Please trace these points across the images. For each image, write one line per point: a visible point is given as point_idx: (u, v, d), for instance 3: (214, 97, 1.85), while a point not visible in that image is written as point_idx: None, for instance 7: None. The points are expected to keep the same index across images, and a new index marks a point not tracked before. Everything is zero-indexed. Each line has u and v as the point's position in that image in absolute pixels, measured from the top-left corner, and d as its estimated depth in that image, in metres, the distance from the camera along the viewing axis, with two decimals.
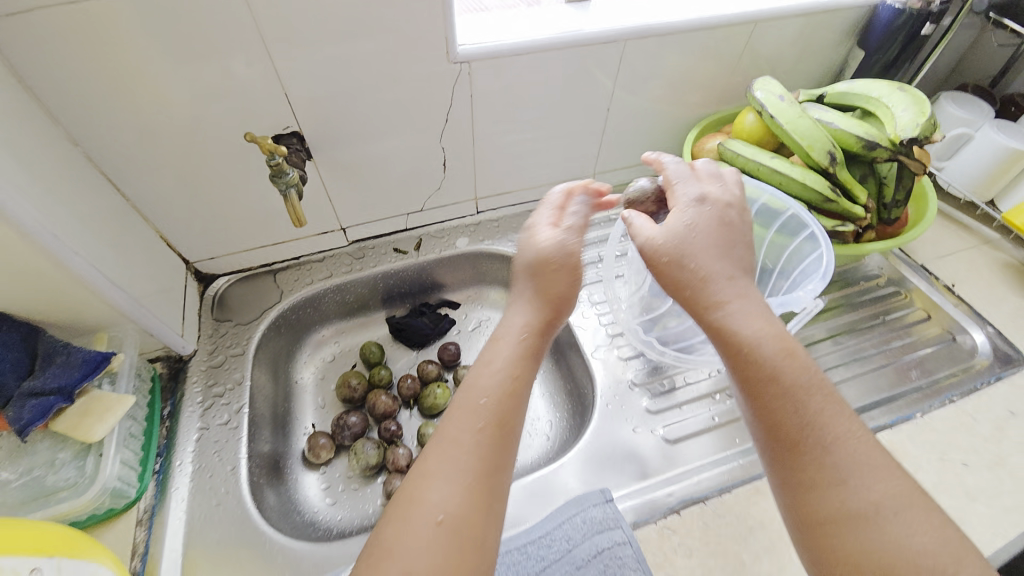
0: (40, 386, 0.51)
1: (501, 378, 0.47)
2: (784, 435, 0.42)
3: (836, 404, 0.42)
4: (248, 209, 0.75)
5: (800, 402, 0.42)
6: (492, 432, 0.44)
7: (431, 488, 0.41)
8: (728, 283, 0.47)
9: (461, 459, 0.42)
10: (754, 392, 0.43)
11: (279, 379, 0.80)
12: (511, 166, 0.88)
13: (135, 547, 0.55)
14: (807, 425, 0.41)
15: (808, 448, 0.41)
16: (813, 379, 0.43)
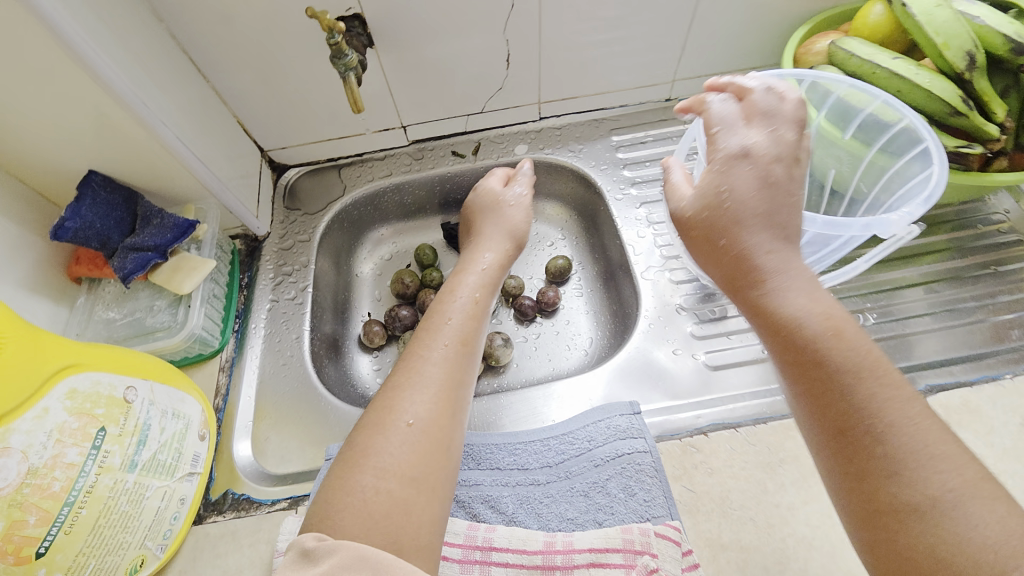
0: (140, 242, 0.58)
1: (470, 310, 0.57)
2: (834, 407, 0.37)
3: (892, 379, 0.37)
4: (313, 100, 0.76)
5: (850, 372, 0.38)
6: (425, 353, 0.51)
7: (411, 393, 0.48)
8: (768, 258, 0.43)
9: (433, 373, 0.49)
10: (802, 365, 0.40)
11: (341, 268, 0.86)
12: (580, 66, 0.80)
13: (218, 389, 0.64)
14: (864, 396, 0.37)
15: (850, 414, 0.37)
16: (864, 353, 0.38)
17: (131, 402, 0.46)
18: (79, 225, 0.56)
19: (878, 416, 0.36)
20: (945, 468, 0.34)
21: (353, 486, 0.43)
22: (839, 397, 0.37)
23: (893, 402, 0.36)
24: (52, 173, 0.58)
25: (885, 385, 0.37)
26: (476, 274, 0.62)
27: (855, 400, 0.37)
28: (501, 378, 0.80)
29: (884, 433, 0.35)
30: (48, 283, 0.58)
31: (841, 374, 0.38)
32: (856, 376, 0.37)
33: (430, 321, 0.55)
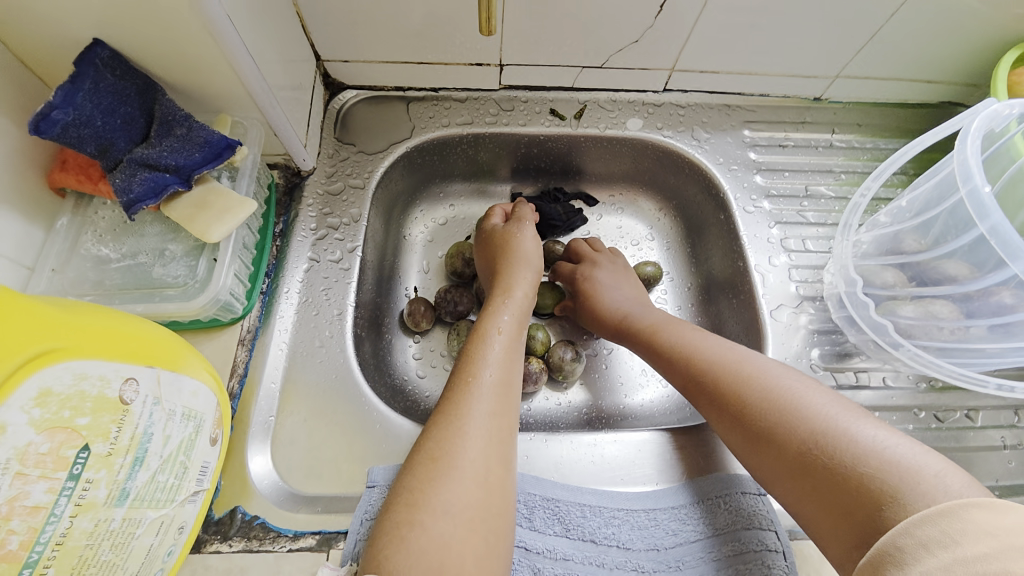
0: (155, 158, 0.42)
1: (505, 340, 0.50)
2: (749, 422, 0.43)
3: (779, 370, 0.46)
4: (402, 5, 0.57)
5: (736, 382, 0.46)
6: (469, 387, 0.45)
7: (461, 444, 0.41)
8: (695, 339, 0.51)
9: (482, 416, 0.43)
10: (704, 403, 0.48)
11: (391, 227, 0.70)
12: (741, 35, 0.63)
13: (235, 368, 0.49)
14: (751, 403, 0.44)
15: (762, 424, 0.42)
16: (749, 359, 0.47)
17: (127, 406, 0.31)
18: (72, 119, 0.39)
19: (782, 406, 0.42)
20: (834, 410, 0.41)
21: (417, 552, 0.36)
22: (751, 412, 0.43)
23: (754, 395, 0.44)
24: (38, 32, 0.39)
25: (782, 378, 0.44)
26: (510, 305, 0.54)
27: (761, 401, 0.43)
28: (564, 395, 0.67)
29: (792, 416, 0.41)
30: (17, 190, 0.41)
31: (741, 390, 0.45)
32: (738, 388, 0.45)
33: (469, 355, 0.48)
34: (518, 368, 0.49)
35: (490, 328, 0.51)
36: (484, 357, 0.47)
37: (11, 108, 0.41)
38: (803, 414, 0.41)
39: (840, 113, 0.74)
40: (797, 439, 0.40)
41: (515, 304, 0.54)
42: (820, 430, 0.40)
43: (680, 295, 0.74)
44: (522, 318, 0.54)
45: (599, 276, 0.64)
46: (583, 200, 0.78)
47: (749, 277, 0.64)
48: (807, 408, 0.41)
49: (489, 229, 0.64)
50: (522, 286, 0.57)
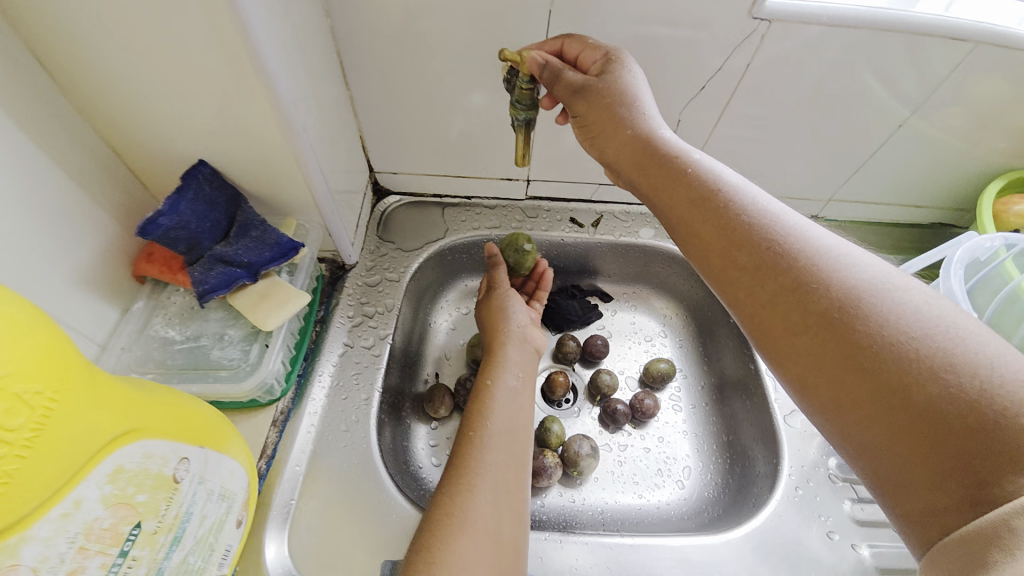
0: (231, 256, 0.48)
1: (508, 394, 0.52)
2: (835, 331, 0.34)
3: (888, 276, 0.35)
4: (447, 132, 0.67)
5: (828, 287, 0.35)
6: (473, 443, 0.47)
7: (473, 499, 0.43)
8: (760, 223, 0.40)
9: (492, 468, 0.45)
10: (773, 297, 0.37)
11: (418, 314, 0.74)
12: (740, 164, 0.72)
13: (263, 449, 0.51)
14: (836, 309, 0.34)
15: (847, 335, 0.33)
16: (847, 262, 0.36)
17: (177, 485, 0.34)
18: (173, 223, 0.45)
19: (883, 324, 0.32)
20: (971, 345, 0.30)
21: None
22: (835, 321, 0.34)
23: (842, 301, 0.34)
24: (157, 153, 0.48)
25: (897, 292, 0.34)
26: (508, 364, 0.56)
27: (857, 319, 0.33)
28: (579, 493, 0.67)
29: (897, 337, 0.32)
30: (106, 277, 0.48)
31: (828, 291, 0.35)
32: (825, 290, 0.35)
33: (474, 411, 0.50)
34: (524, 420, 0.51)
35: (488, 385, 0.54)
36: (487, 412, 0.50)
37: (118, 210, 0.49)
38: (928, 341, 0.31)
39: (837, 231, 0.81)
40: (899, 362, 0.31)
41: (514, 362, 0.57)
42: (948, 361, 0.30)
43: (694, 393, 0.75)
44: (520, 373, 0.56)
45: (636, 84, 0.48)
46: (599, 296, 0.83)
47: (761, 380, 0.66)
48: (902, 320, 0.32)
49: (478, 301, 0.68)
50: (513, 346, 0.60)
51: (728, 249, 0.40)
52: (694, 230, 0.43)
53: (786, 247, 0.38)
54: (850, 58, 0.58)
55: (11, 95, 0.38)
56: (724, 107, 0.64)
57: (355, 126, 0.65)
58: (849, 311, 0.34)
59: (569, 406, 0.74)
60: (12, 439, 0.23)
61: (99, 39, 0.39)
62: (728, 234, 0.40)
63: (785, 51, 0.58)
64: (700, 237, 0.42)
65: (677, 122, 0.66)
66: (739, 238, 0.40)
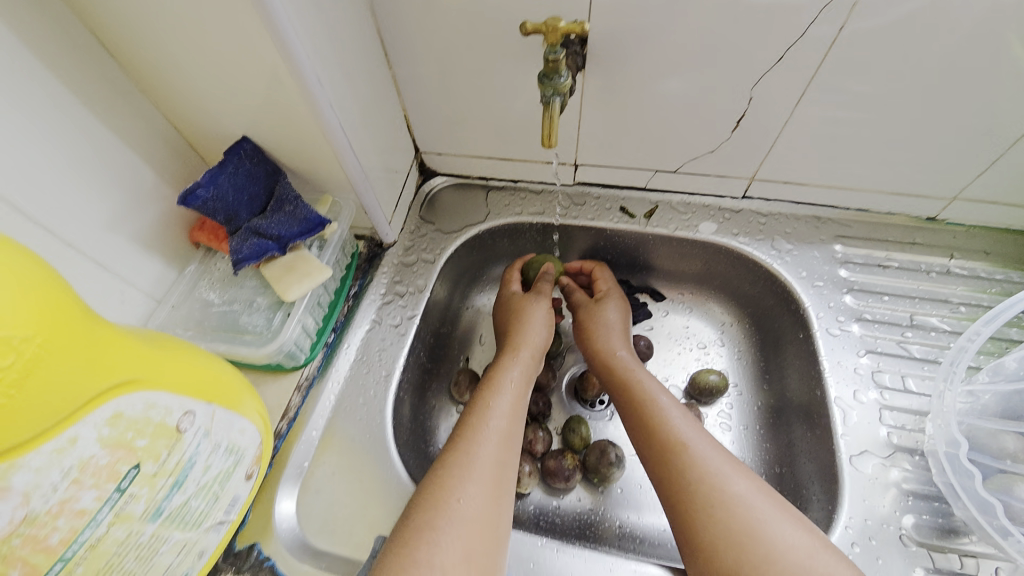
0: (264, 228, 0.51)
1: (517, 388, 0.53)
2: (700, 504, 0.43)
3: (732, 470, 0.45)
4: (489, 112, 0.65)
5: (699, 466, 0.46)
6: (476, 428, 0.48)
7: (468, 477, 0.44)
8: (673, 412, 0.51)
9: (487, 454, 0.46)
10: (665, 474, 0.47)
11: (455, 296, 0.73)
12: (829, 150, 0.61)
13: (286, 411, 0.54)
14: (709, 501, 0.43)
15: (713, 526, 0.42)
16: (719, 461, 0.46)
17: (180, 434, 0.36)
18: (211, 195, 0.49)
19: (747, 511, 0.42)
20: (792, 530, 0.41)
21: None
22: (705, 503, 0.43)
23: (719, 500, 0.43)
24: (208, 127, 0.52)
25: (735, 481, 0.44)
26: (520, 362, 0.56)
27: (713, 513, 0.43)
28: (600, 502, 0.62)
29: (759, 529, 0.41)
30: (166, 242, 0.53)
31: (699, 481, 0.45)
32: (710, 488, 0.44)
33: (477, 404, 0.50)
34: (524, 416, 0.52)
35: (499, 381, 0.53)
36: (493, 403, 0.50)
37: (176, 180, 0.54)
38: (768, 529, 0.41)
39: (961, 238, 0.65)
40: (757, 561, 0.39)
41: (523, 363, 0.56)
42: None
43: (745, 413, 0.67)
44: (529, 377, 0.55)
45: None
46: (649, 294, 0.77)
47: (827, 410, 0.55)
48: (752, 525, 0.41)
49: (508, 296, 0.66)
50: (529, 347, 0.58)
51: (643, 435, 0.50)
52: (626, 394, 0.54)
53: (678, 437, 0.48)
54: (991, 13, 0.45)
55: (76, 75, 0.43)
56: (810, 81, 0.54)
57: (399, 106, 0.65)
58: (714, 496, 0.43)
59: (602, 409, 0.69)
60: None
61: (148, 20, 0.42)
62: (647, 427, 0.50)
63: (892, 7, 0.46)
64: (631, 419, 0.52)
65: (748, 99, 0.57)
66: (656, 427, 0.50)
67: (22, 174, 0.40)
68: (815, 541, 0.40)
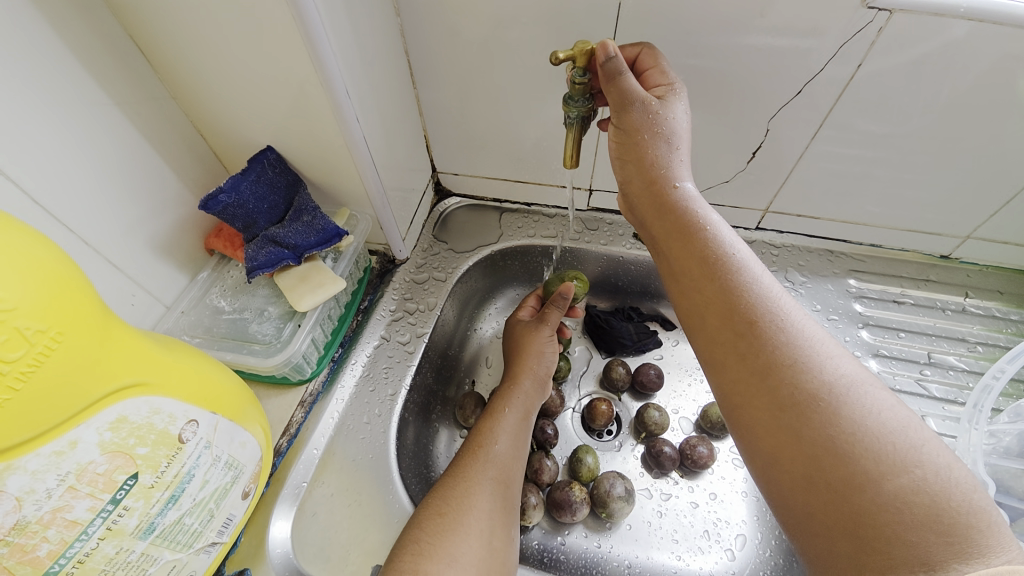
0: (282, 237, 0.51)
1: (515, 416, 0.52)
2: (777, 395, 0.36)
3: (825, 345, 0.37)
4: (508, 137, 0.65)
5: (775, 331, 0.38)
6: (477, 455, 0.47)
7: (469, 502, 0.43)
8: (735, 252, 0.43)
9: (490, 481, 0.45)
10: (746, 323, 0.39)
11: (464, 317, 0.72)
12: (845, 186, 0.61)
13: (287, 427, 0.53)
14: (788, 388, 0.36)
15: (804, 405, 0.35)
16: (807, 331, 0.38)
17: (182, 445, 0.35)
18: (233, 201, 0.49)
19: (834, 403, 0.34)
20: (892, 418, 0.33)
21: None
22: (787, 381, 0.36)
23: (796, 393, 0.35)
24: (233, 136, 0.53)
25: (820, 363, 0.36)
26: (520, 393, 0.55)
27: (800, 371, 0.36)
28: (607, 538, 0.60)
29: (846, 436, 0.33)
30: (181, 248, 0.53)
31: (781, 347, 0.37)
32: (784, 379, 0.36)
33: (482, 428, 0.50)
34: (526, 447, 0.51)
35: (502, 407, 0.53)
36: (494, 430, 0.50)
37: (197, 187, 0.54)
38: (860, 431, 0.33)
39: (975, 277, 0.65)
40: (847, 474, 0.32)
41: (524, 391, 0.55)
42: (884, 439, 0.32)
43: None
44: (530, 408, 0.55)
45: (684, 122, 0.47)
46: (659, 322, 0.76)
47: None
48: (843, 400, 0.34)
49: (515, 322, 0.64)
50: (529, 376, 0.57)
51: (703, 283, 0.42)
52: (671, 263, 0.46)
53: (747, 304, 0.40)
54: (1005, 60, 0.46)
55: (112, 78, 0.44)
56: (825, 119, 0.55)
57: (420, 126, 0.66)
58: (797, 370, 0.36)
59: (610, 439, 0.67)
60: (7, 372, 0.25)
61: (188, 30, 0.43)
62: (708, 271, 0.42)
63: (909, 50, 0.47)
64: (686, 275, 0.44)
65: (764, 131, 0.57)
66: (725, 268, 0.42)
67: (50, 171, 0.40)
68: (924, 437, 0.33)
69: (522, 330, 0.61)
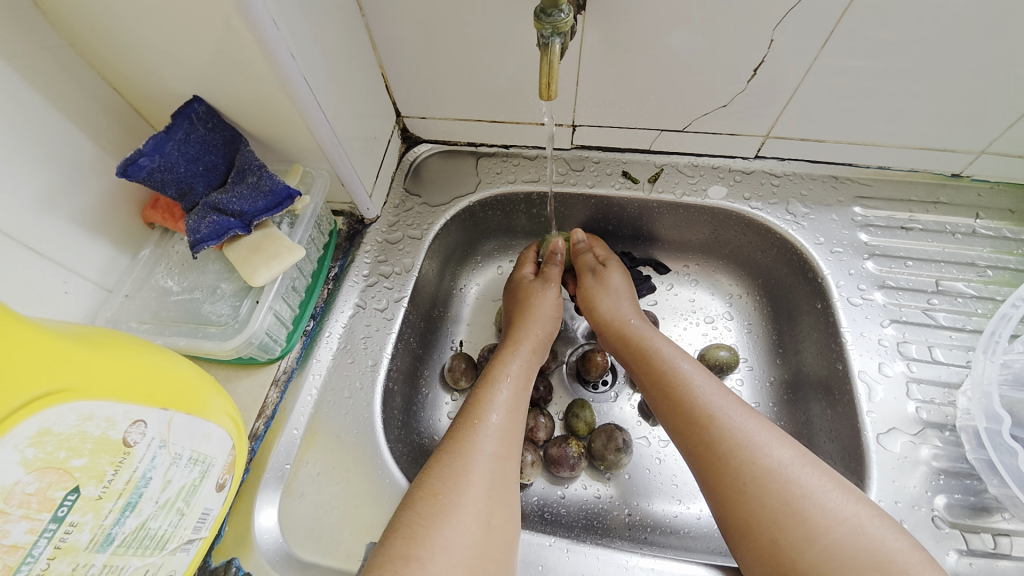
0: (225, 203, 0.45)
1: (515, 381, 0.50)
2: (739, 475, 0.40)
3: (775, 438, 0.41)
4: (476, 71, 0.57)
5: (735, 439, 0.42)
6: (474, 429, 0.44)
7: (463, 481, 0.40)
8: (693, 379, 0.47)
9: (487, 457, 0.43)
10: (698, 456, 0.43)
11: (445, 276, 0.67)
12: (855, 104, 0.55)
13: (263, 409, 0.49)
14: (741, 479, 0.40)
15: (749, 506, 0.39)
16: (756, 431, 0.42)
17: (129, 448, 0.31)
18: (157, 165, 0.42)
19: (788, 481, 0.39)
20: (839, 498, 0.38)
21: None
22: (741, 492, 0.39)
23: (754, 473, 0.39)
24: (152, 88, 0.45)
25: (772, 450, 0.41)
26: (518, 356, 0.53)
27: (748, 467, 0.40)
28: (607, 489, 0.59)
29: (798, 502, 0.37)
30: (114, 223, 0.46)
31: (732, 460, 0.41)
32: (745, 458, 0.40)
33: (475, 395, 0.48)
34: (526, 413, 0.49)
35: (498, 373, 0.50)
36: (490, 398, 0.47)
37: (122, 151, 0.47)
38: (809, 500, 0.37)
39: (987, 196, 0.61)
40: (796, 534, 0.36)
41: (523, 355, 0.53)
42: (824, 509, 0.37)
43: (759, 389, 0.63)
44: (529, 368, 0.53)
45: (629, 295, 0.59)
46: (653, 266, 0.71)
47: (851, 385, 0.52)
48: (791, 477, 0.39)
49: (518, 279, 0.61)
50: (531, 338, 0.55)
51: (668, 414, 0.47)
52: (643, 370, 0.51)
53: (709, 413, 0.44)
54: None
55: None
56: (834, 27, 0.48)
57: (375, 63, 0.57)
58: (749, 479, 0.39)
59: (605, 390, 0.65)
60: None
61: None
62: (671, 398, 0.47)
63: None
64: (660, 392, 0.48)
65: (769, 43, 0.50)
66: (683, 397, 0.46)
67: None
68: (862, 509, 0.37)
69: (524, 288, 0.59)
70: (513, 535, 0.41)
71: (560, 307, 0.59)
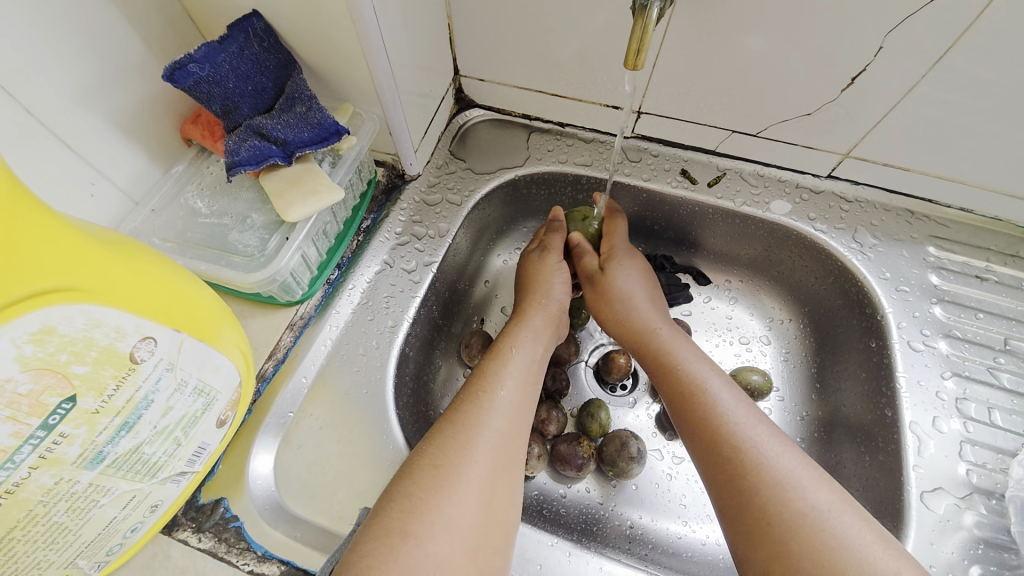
0: (269, 129, 0.43)
1: (529, 364, 0.47)
2: (767, 503, 0.37)
3: (807, 472, 0.38)
4: (547, 36, 0.53)
5: (763, 468, 0.39)
6: (480, 401, 0.42)
7: (469, 454, 0.38)
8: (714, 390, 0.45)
9: (493, 432, 0.40)
10: (718, 474, 0.40)
11: (477, 248, 0.64)
12: (956, 136, 0.49)
13: (274, 351, 0.47)
14: (770, 506, 0.37)
15: (778, 537, 0.36)
16: (788, 463, 0.39)
17: (134, 365, 0.29)
18: (206, 74, 0.40)
19: (821, 521, 0.36)
20: (880, 551, 0.34)
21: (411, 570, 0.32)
22: (768, 523, 0.37)
23: (787, 508, 0.36)
24: None
25: (809, 493, 0.37)
26: (533, 333, 0.50)
27: (775, 489, 0.37)
28: (611, 496, 0.56)
29: (834, 545, 0.35)
30: (150, 134, 0.44)
31: (762, 480, 0.38)
32: (777, 492, 0.37)
33: (484, 368, 0.45)
34: (534, 392, 0.46)
35: (512, 347, 0.47)
36: (500, 372, 0.44)
37: (168, 59, 0.44)
38: (845, 547, 0.34)
39: None
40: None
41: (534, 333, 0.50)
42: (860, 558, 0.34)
43: (787, 421, 0.60)
44: (541, 348, 0.50)
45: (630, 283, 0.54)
46: (693, 275, 0.67)
47: (900, 435, 0.49)
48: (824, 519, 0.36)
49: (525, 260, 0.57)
50: (539, 318, 0.52)
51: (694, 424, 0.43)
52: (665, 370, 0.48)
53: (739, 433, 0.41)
54: None
55: None
56: (955, 43, 0.42)
57: (444, 13, 0.53)
58: (776, 515, 0.36)
59: (623, 394, 0.62)
60: None
61: None
62: (696, 413, 0.44)
63: None
64: (683, 401, 0.45)
65: (876, 51, 0.44)
66: (711, 412, 0.43)
67: None
68: (905, 567, 0.34)
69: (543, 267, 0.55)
70: (510, 521, 0.38)
71: (566, 278, 0.55)
